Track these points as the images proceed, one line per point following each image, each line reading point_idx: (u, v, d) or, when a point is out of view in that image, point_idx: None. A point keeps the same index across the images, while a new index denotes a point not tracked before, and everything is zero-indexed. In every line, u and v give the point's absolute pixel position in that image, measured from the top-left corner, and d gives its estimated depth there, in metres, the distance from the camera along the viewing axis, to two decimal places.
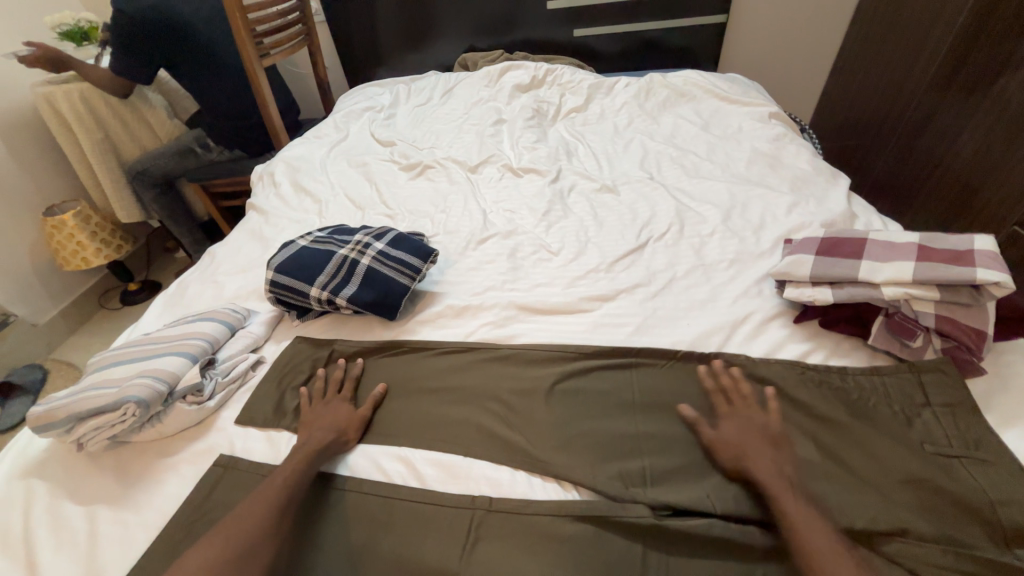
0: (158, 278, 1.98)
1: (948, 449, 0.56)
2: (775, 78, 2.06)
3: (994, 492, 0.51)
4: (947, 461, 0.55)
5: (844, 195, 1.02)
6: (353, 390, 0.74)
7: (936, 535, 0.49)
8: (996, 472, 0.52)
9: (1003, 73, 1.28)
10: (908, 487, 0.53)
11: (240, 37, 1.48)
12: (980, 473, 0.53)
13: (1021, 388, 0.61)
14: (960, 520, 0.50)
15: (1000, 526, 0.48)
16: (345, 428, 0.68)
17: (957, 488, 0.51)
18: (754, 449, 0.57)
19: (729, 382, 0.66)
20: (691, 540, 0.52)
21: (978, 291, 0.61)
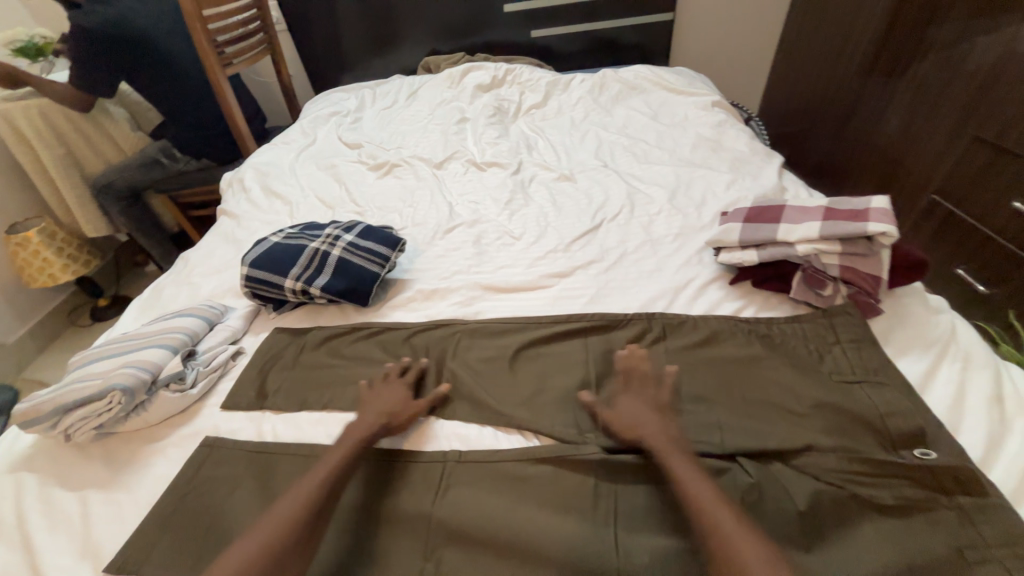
0: (129, 292, 1.96)
1: (852, 376, 0.65)
2: (723, 71, 2.18)
3: (884, 406, 0.61)
4: (849, 388, 0.64)
5: (776, 172, 1.12)
6: (416, 379, 0.74)
7: (837, 446, 0.58)
8: (889, 391, 0.62)
9: (918, 56, 1.41)
10: (815, 410, 0.62)
11: (202, 47, 1.50)
12: (876, 393, 0.62)
13: (913, 323, 0.71)
14: (858, 431, 0.59)
15: (887, 433, 0.58)
16: (397, 413, 0.67)
17: (854, 406, 0.61)
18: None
19: (633, 362, 0.70)
20: (637, 470, 0.60)
21: (872, 242, 0.71)
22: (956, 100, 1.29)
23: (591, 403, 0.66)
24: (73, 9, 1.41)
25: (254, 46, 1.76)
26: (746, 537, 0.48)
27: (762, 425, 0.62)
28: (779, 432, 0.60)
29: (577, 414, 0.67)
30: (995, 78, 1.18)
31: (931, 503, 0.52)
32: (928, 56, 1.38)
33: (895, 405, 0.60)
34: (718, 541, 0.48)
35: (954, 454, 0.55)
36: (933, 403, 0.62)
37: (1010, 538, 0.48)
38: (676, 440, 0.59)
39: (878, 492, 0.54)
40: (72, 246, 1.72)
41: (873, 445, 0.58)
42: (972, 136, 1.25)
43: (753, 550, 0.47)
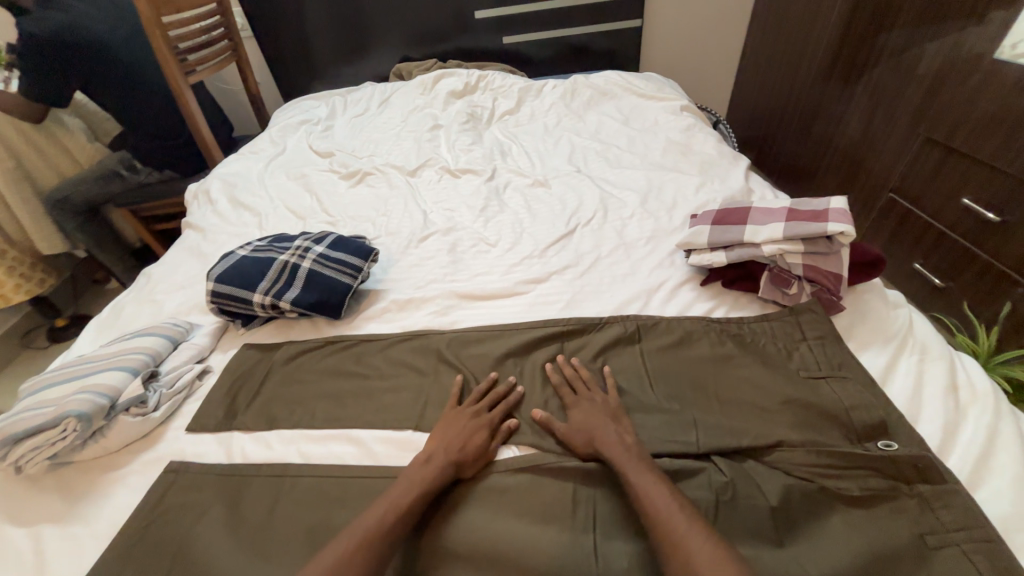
0: (88, 311, 1.87)
1: (817, 372, 0.68)
2: (690, 76, 2.24)
3: (848, 400, 0.63)
4: (815, 382, 0.66)
5: (742, 174, 1.15)
6: (502, 417, 0.68)
7: (805, 440, 0.60)
8: (852, 385, 0.65)
9: (872, 62, 1.48)
10: (784, 405, 0.64)
11: (162, 55, 1.45)
12: (840, 387, 0.65)
13: (873, 318, 0.74)
14: (824, 425, 0.61)
15: (852, 425, 0.60)
16: (473, 457, 0.62)
17: (820, 400, 0.63)
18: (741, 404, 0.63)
19: (572, 373, 0.72)
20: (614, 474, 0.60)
21: (832, 242, 0.74)
22: (909, 104, 1.36)
23: (546, 419, 0.66)
24: (22, 16, 1.35)
25: (218, 54, 1.71)
26: (698, 535, 0.49)
27: (735, 423, 0.63)
28: (749, 430, 0.62)
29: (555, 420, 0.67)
30: (943, 82, 1.25)
31: (894, 492, 0.54)
32: (881, 61, 1.45)
33: (858, 398, 0.63)
34: (674, 544, 0.49)
35: (914, 443, 0.57)
36: (894, 395, 0.64)
37: (967, 521, 0.50)
38: (631, 446, 0.59)
39: (845, 484, 0.55)
40: (25, 265, 1.66)
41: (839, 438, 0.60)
42: (925, 137, 1.31)
43: (708, 548, 0.48)
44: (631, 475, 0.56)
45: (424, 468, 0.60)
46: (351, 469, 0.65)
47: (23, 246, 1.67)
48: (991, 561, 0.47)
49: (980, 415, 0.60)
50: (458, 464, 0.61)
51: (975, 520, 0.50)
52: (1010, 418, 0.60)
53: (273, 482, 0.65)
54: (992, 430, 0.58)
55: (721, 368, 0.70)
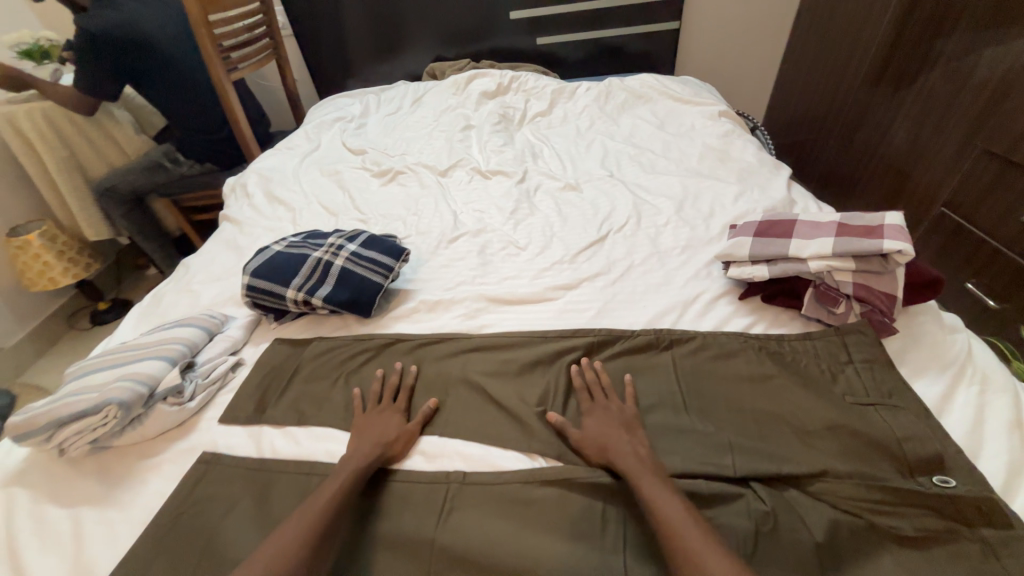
0: (128, 296, 1.95)
1: (866, 399, 0.64)
2: (729, 79, 2.18)
3: (900, 430, 0.59)
4: (860, 408, 0.63)
5: (785, 184, 1.11)
6: (407, 400, 0.73)
7: (852, 472, 0.56)
8: (905, 415, 0.61)
9: (925, 68, 1.40)
10: (827, 430, 0.61)
11: (207, 53, 1.50)
12: (891, 417, 0.61)
13: (927, 342, 0.69)
14: (873, 457, 0.58)
15: (905, 459, 0.57)
16: (393, 441, 0.66)
17: (870, 430, 0.60)
18: (787, 424, 0.63)
19: (594, 379, 0.71)
20: None
21: (886, 260, 0.69)
22: (964, 113, 1.28)
23: (560, 423, 0.65)
24: (80, 13, 1.41)
25: (259, 52, 1.76)
26: (703, 539, 0.49)
27: (774, 449, 0.60)
28: (791, 457, 0.59)
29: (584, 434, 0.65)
30: (1006, 90, 1.17)
31: (953, 535, 0.50)
32: (936, 67, 1.37)
33: (906, 427, 0.59)
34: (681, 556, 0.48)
35: (973, 483, 0.53)
36: (951, 429, 0.60)
37: None
38: (644, 458, 0.59)
39: (894, 523, 0.52)
40: (73, 249, 1.71)
41: (887, 471, 0.56)
42: (981, 148, 1.24)
43: (719, 556, 0.47)
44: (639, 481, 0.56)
45: (353, 458, 0.63)
46: (388, 474, 0.64)
47: (72, 233, 1.75)
48: None
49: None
50: (383, 453, 0.64)
51: None
52: None
53: (300, 480, 0.65)
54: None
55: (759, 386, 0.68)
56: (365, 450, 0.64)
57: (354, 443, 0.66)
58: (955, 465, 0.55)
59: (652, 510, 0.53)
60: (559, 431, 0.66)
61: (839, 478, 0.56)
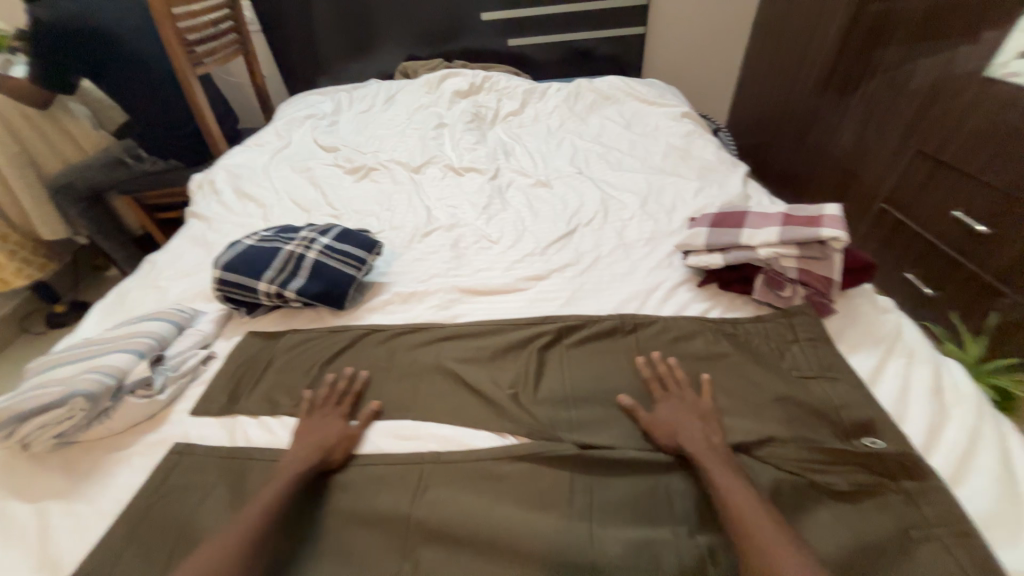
0: (87, 298, 1.87)
1: (809, 372, 0.70)
2: (693, 83, 2.28)
3: (837, 399, 0.65)
4: (803, 382, 0.69)
5: (741, 180, 1.18)
6: (352, 405, 0.72)
7: (796, 437, 0.62)
8: (843, 386, 0.67)
9: (866, 76, 1.52)
10: (775, 402, 0.66)
11: (170, 46, 1.47)
12: (830, 388, 0.67)
13: (861, 321, 0.76)
14: (814, 424, 0.63)
15: (842, 424, 0.63)
16: (333, 446, 0.65)
17: (811, 400, 0.66)
18: (739, 398, 0.68)
19: (665, 370, 0.72)
20: (611, 464, 0.61)
21: (825, 247, 0.76)
22: (901, 117, 1.40)
23: (631, 406, 0.67)
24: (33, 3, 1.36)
25: (226, 47, 1.73)
26: (775, 530, 0.49)
27: (728, 420, 0.65)
28: (742, 427, 0.64)
29: (553, 413, 0.68)
30: (935, 96, 1.28)
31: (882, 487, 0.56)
32: (876, 74, 1.48)
33: (844, 398, 0.65)
34: (749, 544, 0.48)
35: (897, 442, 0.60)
36: (881, 397, 0.66)
37: (950, 517, 0.52)
38: (718, 449, 0.59)
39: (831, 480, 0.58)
40: (26, 250, 1.66)
41: (825, 435, 0.62)
42: (916, 149, 1.35)
43: (784, 541, 0.48)
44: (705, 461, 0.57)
45: (290, 464, 0.62)
46: (363, 457, 0.66)
47: (25, 232, 1.67)
48: (970, 553, 0.49)
49: (959, 414, 0.63)
50: (323, 459, 0.64)
51: (957, 517, 0.52)
52: (991, 419, 0.62)
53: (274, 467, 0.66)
54: (970, 429, 0.61)
55: (715, 364, 0.73)
56: (303, 458, 0.63)
57: (291, 452, 0.65)
58: (885, 426, 0.61)
59: (719, 495, 0.53)
60: (630, 415, 0.67)
61: (783, 443, 0.61)
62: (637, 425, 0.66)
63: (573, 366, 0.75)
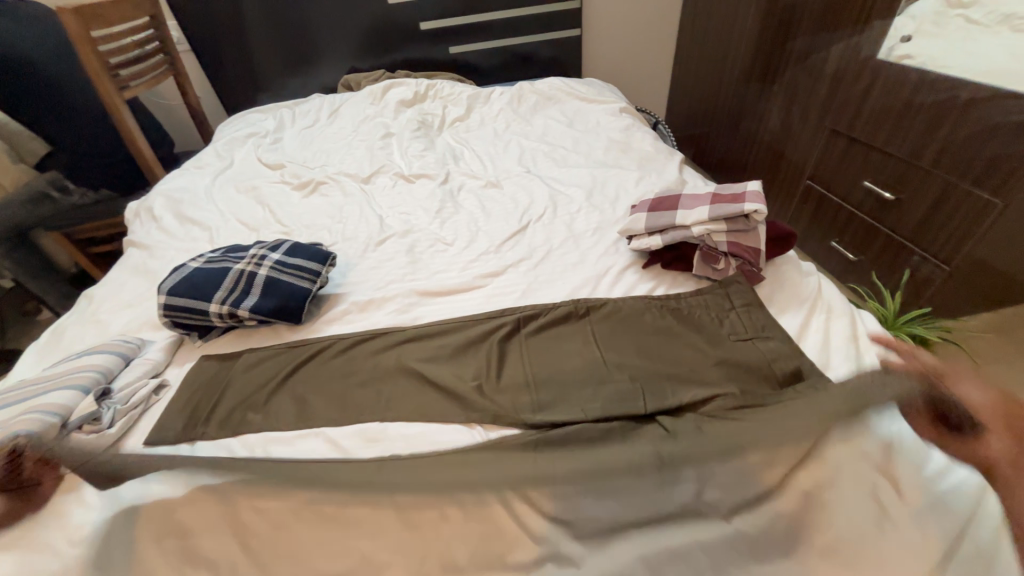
0: (16, 345, 1.73)
1: (744, 334, 0.76)
2: (631, 81, 2.39)
3: (770, 355, 0.72)
4: (737, 344, 0.75)
5: (677, 167, 1.26)
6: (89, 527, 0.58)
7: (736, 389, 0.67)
8: (775, 343, 0.74)
9: (783, 64, 1.64)
10: (717, 363, 0.72)
11: (93, 70, 1.40)
12: (764, 346, 0.74)
13: (788, 285, 0.84)
14: (752, 379, 0.69)
15: (775, 374, 0.69)
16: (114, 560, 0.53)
17: (747, 358, 0.72)
18: (686, 362, 0.73)
19: None
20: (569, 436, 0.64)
21: (749, 220, 0.83)
22: (815, 99, 1.53)
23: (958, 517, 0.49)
24: None
25: (152, 68, 1.67)
26: None
27: (678, 385, 0.70)
28: (689, 390, 0.69)
29: (515, 399, 0.71)
30: (841, 79, 1.42)
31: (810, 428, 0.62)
32: (790, 63, 1.61)
33: (774, 353, 0.72)
34: None
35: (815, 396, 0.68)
36: (808, 349, 0.73)
37: None
38: None
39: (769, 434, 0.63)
40: None
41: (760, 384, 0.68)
42: (830, 128, 1.48)
43: None
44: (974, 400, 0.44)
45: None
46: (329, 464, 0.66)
47: None
48: None
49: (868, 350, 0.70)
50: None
51: None
52: None
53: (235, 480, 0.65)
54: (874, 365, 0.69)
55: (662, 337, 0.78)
56: None
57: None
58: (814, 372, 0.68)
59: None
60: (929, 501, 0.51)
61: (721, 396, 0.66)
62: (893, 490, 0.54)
63: (531, 351, 0.79)
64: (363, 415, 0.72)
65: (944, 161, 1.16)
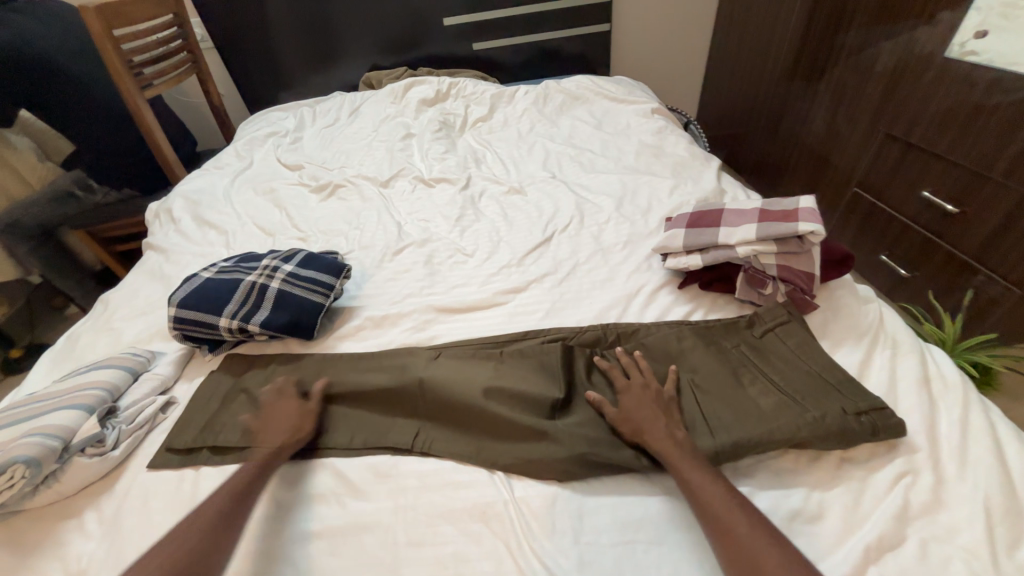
0: (46, 340, 1.76)
1: (776, 359, 0.69)
2: (661, 79, 2.28)
3: (819, 388, 0.63)
4: (760, 385, 0.66)
5: (715, 175, 1.17)
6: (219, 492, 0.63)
7: (797, 425, 0.58)
8: (819, 374, 0.65)
9: (832, 62, 1.52)
10: (702, 421, 0.62)
11: (115, 70, 1.39)
12: (807, 376, 0.65)
13: (845, 314, 0.75)
14: (810, 412, 0.60)
15: (842, 408, 0.59)
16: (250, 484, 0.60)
17: (793, 392, 0.63)
18: (650, 423, 0.61)
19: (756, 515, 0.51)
20: (600, 477, 0.60)
21: (803, 241, 0.75)
22: (869, 99, 1.41)
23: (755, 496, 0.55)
24: None
25: (176, 66, 1.66)
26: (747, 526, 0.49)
27: (722, 422, 0.61)
28: (738, 428, 0.60)
29: (528, 435, 0.64)
30: (898, 78, 1.30)
31: (880, 493, 0.54)
32: (840, 60, 1.49)
33: (812, 392, 0.63)
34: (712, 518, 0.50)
35: (888, 454, 0.58)
36: (873, 388, 0.65)
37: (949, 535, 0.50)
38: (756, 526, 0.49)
39: (831, 495, 0.55)
40: None
41: (806, 424, 0.58)
42: (884, 132, 1.36)
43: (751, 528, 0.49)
44: (694, 480, 0.54)
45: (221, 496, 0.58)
46: (337, 507, 0.61)
47: None
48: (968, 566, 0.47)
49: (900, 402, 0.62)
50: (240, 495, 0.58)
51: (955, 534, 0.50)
52: (979, 407, 0.61)
53: None
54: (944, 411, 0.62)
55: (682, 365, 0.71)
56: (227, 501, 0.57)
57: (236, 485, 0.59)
58: (871, 411, 0.59)
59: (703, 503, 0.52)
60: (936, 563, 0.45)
61: (695, 469, 0.55)
62: (865, 531, 0.51)
63: (455, 402, 0.68)
64: (374, 446, 0.67)
65: (1017, 172, 1.04)
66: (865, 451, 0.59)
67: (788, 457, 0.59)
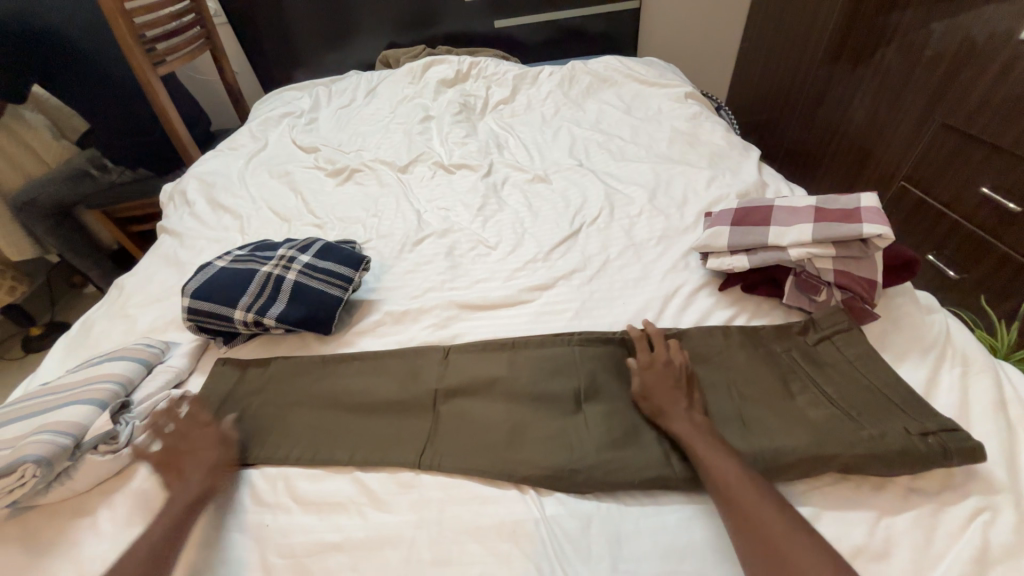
0: (65, 318, 1.75)
1: (827, 368, 0.64)
2: (692, 60, 2.16)
3: (877, 404, 0.58)
4: (811, 396, 0.61)
5: (755, 166, 1.09)
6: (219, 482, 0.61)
7: (853, 442, 0.53)
8: (875, 390, 0.60)
9: (882, 43, 1.41)
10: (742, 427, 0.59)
11: (127, 44, 1.35)
12: (862, 390, 0.60)
13: (908, 326, 0.69)
14: (869, 429, 0.54)
15: (906, 429, 0.54)
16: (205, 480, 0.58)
17: (849, 407, 0.58)
18: (669, 401, 0.61)
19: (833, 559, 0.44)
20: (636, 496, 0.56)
21: (866, 245, 0.68)
22: (924, 85, 1.30)
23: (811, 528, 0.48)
24: None
25: (189, 42, 1.61)
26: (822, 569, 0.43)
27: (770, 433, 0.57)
28: (785, 440, 0.55)
29: (554, 449, 0.59)
30: (960, 63, 1.19)
31: (955, 529, 0.49)
32: (892, 42, 1.38)
33: (871, 409, 0.57)
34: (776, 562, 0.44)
35: (961, 486, 0.52)
36: (942, 411, 0.59)
37: None
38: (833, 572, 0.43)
39: (899, 530, 0.50)
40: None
41: (862, 442, 0.53)
42: (940, 122, 1.26)
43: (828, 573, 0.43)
44: (711, 468, 0.52)
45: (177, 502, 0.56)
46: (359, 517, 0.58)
47: None
48: None
49: (976, 427, 0.57)
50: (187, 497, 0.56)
51: None
52: None
53: (269, 513, 0.59)
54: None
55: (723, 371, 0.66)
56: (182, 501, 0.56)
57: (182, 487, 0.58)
58: (940, 432, 0.53)
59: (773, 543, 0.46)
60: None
61: (753, 498, 0.49)
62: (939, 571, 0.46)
63: None
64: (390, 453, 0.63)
65: None
66: (936, 482, 0.53)
67: (848, 483, 0.54)
